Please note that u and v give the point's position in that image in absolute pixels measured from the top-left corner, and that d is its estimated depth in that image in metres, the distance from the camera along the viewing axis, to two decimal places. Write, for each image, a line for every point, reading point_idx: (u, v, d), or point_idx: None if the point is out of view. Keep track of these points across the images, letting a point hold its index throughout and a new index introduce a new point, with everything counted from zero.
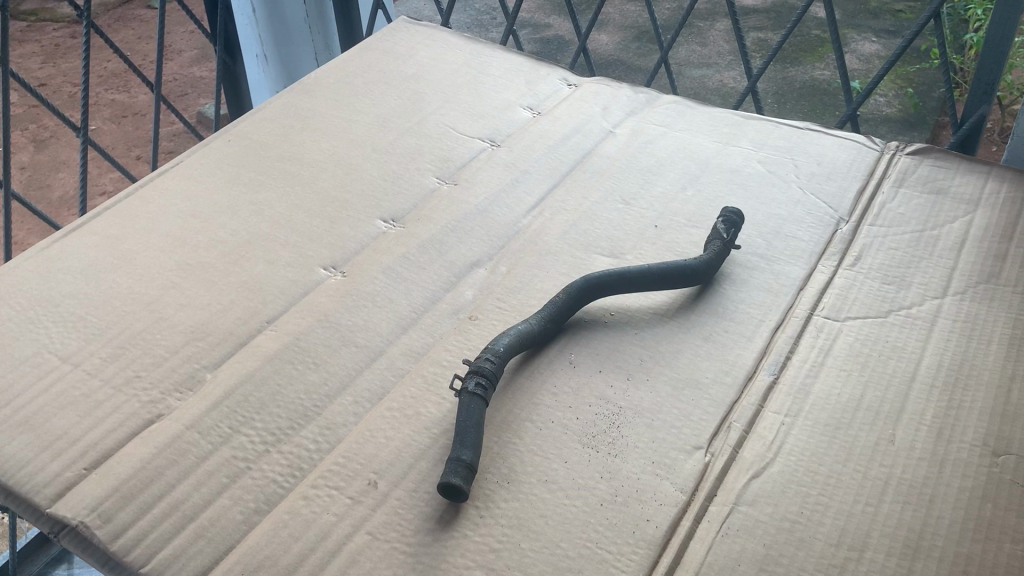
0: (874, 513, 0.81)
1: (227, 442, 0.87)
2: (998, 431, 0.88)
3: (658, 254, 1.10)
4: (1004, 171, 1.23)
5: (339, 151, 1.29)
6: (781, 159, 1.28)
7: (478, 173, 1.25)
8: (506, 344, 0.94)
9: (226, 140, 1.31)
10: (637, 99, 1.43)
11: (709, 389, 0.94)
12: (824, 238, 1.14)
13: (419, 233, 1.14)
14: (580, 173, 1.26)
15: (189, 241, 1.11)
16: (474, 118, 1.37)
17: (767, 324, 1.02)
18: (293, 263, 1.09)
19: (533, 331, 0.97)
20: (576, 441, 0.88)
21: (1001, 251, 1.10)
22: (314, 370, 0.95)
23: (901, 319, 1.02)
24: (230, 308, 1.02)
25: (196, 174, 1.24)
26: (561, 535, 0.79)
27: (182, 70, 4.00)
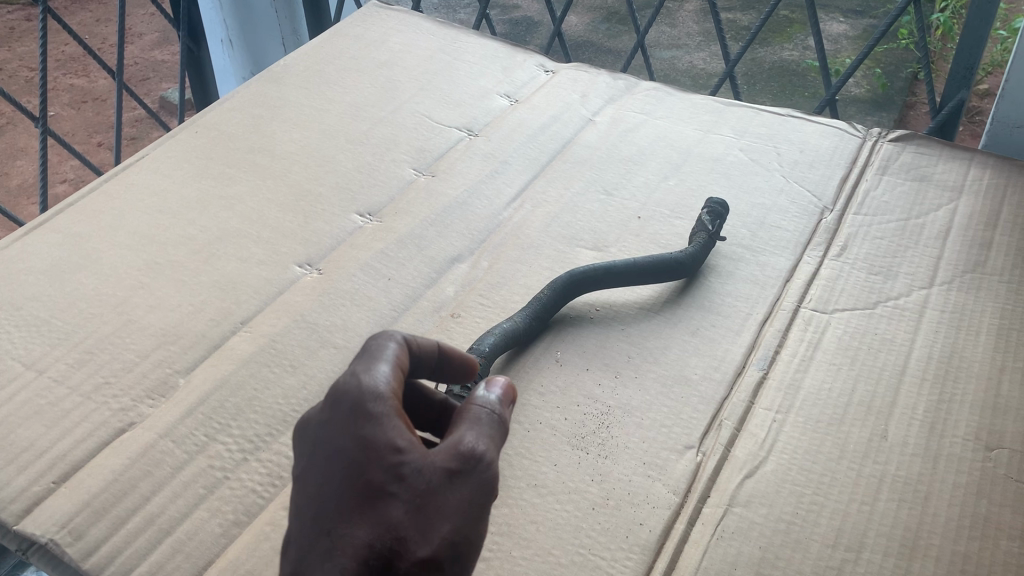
0: (869, 512, 0.80)
1: (203, 451, 0.84)
2: (990, 425, 0.87)
3: (642, 247, 1.08)
4: (987, 157, 1.22)
5: (311, 142, 1.25)
6: (763, 147, 1.26)
7: (456, 164, 1.22)
8: (491, 343, 0.91)
9: (193, 130, 1.26)
10: (616, 86, 1.40)
11: (699, 386, 0.92)
12: (809, 228, 1.12)
13: (396, 227, 1.10)
14: (560, 163, 1.23)
15: (157, 238, 1.07)
16: (451, 106, 1.34)
17: (754, 318, 1.00)
18: (267, 260, 1.05)
19: (518, 328, 0.94)
20: (564, 443, 0.86)
21: (986, 240, 1.09)
22: (292, 373, 0.92)
23: (890, 310, 1.01)
24: (201, 309, 0.98)
25: (162, 168, 1.19)
26: (553, 542, 0.77)
27: (143, 53, 3.90)
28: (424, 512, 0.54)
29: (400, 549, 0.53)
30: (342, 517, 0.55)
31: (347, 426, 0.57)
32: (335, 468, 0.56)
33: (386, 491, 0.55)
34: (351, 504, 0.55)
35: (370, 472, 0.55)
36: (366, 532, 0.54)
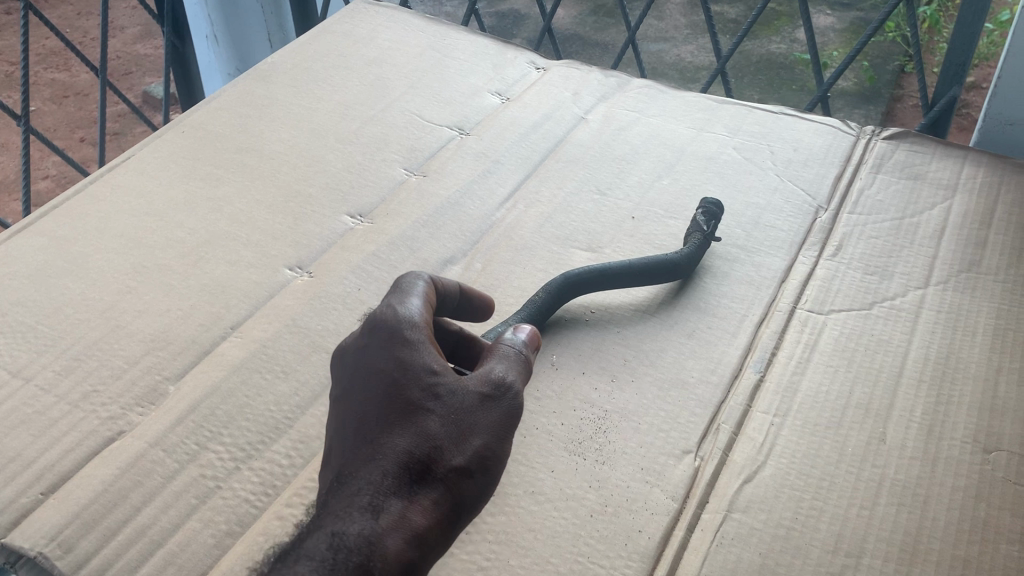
0: (869, 516, 0.79)
1: (194, 460, 0.82)
2: (987, 427, 0.87)
3: (637, 248, 1.07)
4: (980, 155, 1.22)
5: (300, 141, 1.23)
6: (756, 145, 1.25)
7: (447, 164, 1.21)
8: None
9: (180, 130, 1.24)
10: (608, 83, 1.39)
11: (696, 389, 0.91)
12: (804, 227, 1.12)
13: (388, 229, 1.09)
14: (553, 162, 1.22)
15: (145, 241, 1.05)
16: (441, 105, 1.33)
17: (750, 319, 1.00)
18: (256, 263, 1.03)
19: None
20: (562, 449, 0.85)
21: (980, 239, 1.09)
22: (283, 379, 0.90)
23: (885, 311, 1.00)
24: (191, 314, 0.97)
25: (148, 169, 1.17)
26: (551, 551, 0.76)
27: (126, 47, 3.85)
28: (457, 429, 0.66)
29: (436, 455, 0.65)
30: (386, 428, 0.67)
31: (389, 351, 0.69)
32: (378, 386, 0.68)
33: (426, 406, 0.67)
34: (394, 417, 0.67)
35: (410, 390, 0.67)
36: (409, 439, 0.66)
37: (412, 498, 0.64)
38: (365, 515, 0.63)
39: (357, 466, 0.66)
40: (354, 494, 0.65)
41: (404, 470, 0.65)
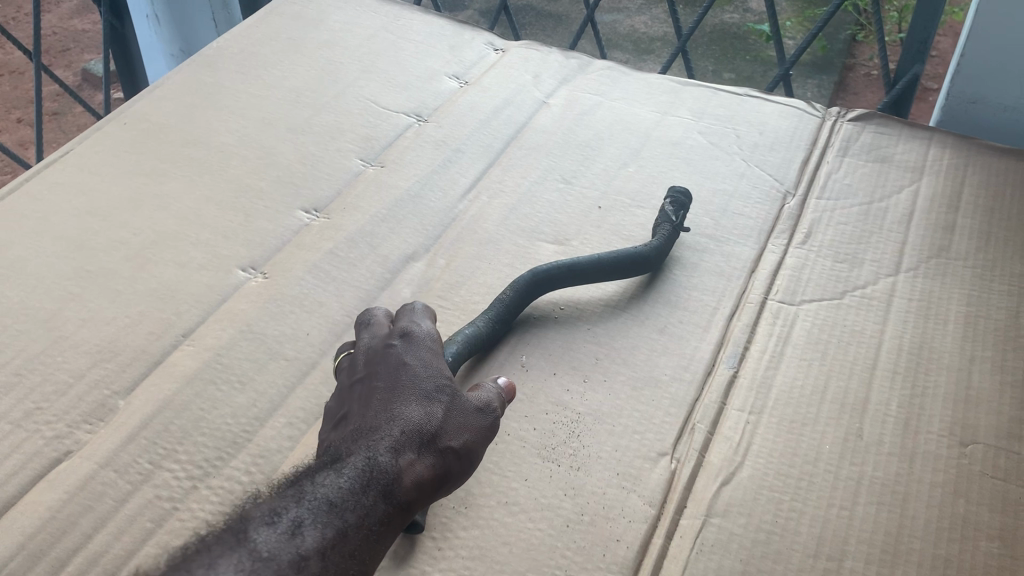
0: (849, 517, 0.78)
1: (148, 480, 0.78)
2: (963, 420, 0.86)
3: (605, 240, 1.04)
4: (946, 136, 1.21)
5: (250, 132, 1.18)
6: (722, 129, 1.23)
7: (406, 153, 1.16)
8: (454, 352, 0.87)
9: (121, 122, 1.18)
10: (569, 65, 1.36)
11: (669, 388, 0.89)
12: (772, 214, 1.10)
13: (345, 224, 1.05)
14: (514, 150, 1.18)
15: (88, 244, 1.00)
16: (398, 89, 1.28)
17: (721, 312, 0.97)
18: (207, 265, 0.98)
19: (481, 333, 0.90)
20: (535, 455, 0.82)
21: (949, 222, 1.08)
22: (240, 390, 0.86)
23: (857, 300, 0.99)
24: (139, 322, 0.91)
25: (89, 164, 1.11)
26: (527, 565, 0.74)
27: (61, 22, 3.69)
28: (461, 419, 0.71)
29: (441, 430, 0.70)
30: (402, 399, 0.72)
31: (411, 352, 0.75)
32: (398, 372, 0.74)
33: (439, 394, 0.72)
34: (410, 394, 0.72)
35: (425, 380, 0.73)
36: (422, 412, 0.71)
37: (419, 454, 0.68)
38: (382, 455, 0.68)
39: (373, 421, 0.71)
40: (369, 440, 0.69)
41: (414, 432, 0.69)
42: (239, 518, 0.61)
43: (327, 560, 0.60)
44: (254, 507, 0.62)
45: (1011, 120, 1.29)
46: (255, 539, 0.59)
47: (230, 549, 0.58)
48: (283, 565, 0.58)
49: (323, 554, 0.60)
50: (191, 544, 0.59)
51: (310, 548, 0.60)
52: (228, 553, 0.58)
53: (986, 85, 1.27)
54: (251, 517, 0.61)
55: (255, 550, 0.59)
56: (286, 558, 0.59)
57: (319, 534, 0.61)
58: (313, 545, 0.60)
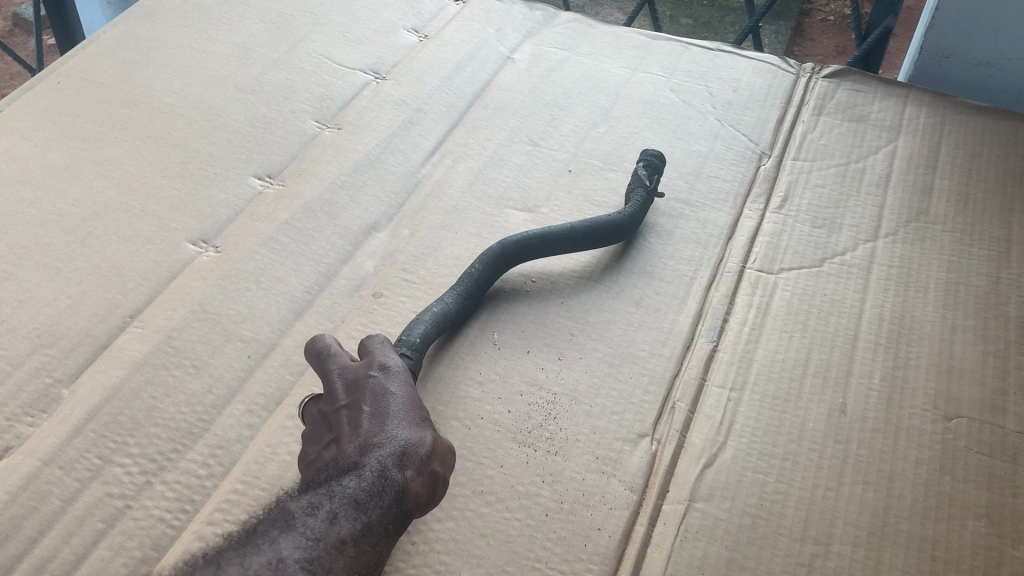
0: (835, 498, 0.75)
1: (98, 477, 0.72)
2: (946, 393, 0.84)
3: (576, 206, 1.00)
4: (922, 94, 1.18)
5: (195, 91, 1.10)
6: (693, 86, 1.19)
7: (364, 113, 1.10)
8: (423, 331, 0.82)
9: (54, 81, 1.10)
10: (533, 18, 1.31)
11: (647, 364, 0.86)
12: (747, 177, 1.07)
13: (302, 191, 0.98)
14: (478, 109, 1.13)
15: (21, 217, 0.92)
16: (354, 43, 1.22)
17: (698, 282, 0.94)
18: (154, 239, 0.92)
19: (449, 310, 0.85)
20: (510, 441, 0.78)
21: (927, 184, 1.06)
22: (194, 376, 0.80)
23: (837, 267, 0.96)
24: (82, 302, 0.85)
25: (19, 128, 1.02)
26: (506, 558, 0.70)
27: None
28: (447, 445, 0.69)
29: (435, 451, 0.68)
30: (394, 421, 0.68)
31: (392, 379, 0.72)
32: (383, 398, 0.70)
33: (426, 420, 0.70)
34: (400, 417, 0.69)
35: (411, 406, 0.70)
36: (415, 432, 0.68)
37: (419, 468, 0.66)
38: (388, 467, 0.65)
39: (367, 437, 0.67)
40: (370, 454, 0.66)
41: (412, 449, 0.66)
42: (278, 510, 0.59)
43: (359, 552, 0.58)
44: (289, 502, 0.60)
45: (985, 74, 1.25)
46: (300, 524, 0.57)
47: (282, 532, 0.56)
48: (328, 550, 0.56)
49: (355, 547, 0.58)
50: (238, 533, 0.56)
51: (347, 538, 0.58)
52: (283, 533, 0.56)
53: (960, 40, 1.23)
54: (290, 507, 0.59)
55: (304, 533, 0.56)
56: (327, 544, 0.57)
57: (354, 526, 0.59)
58: (350, 533, 0.59)
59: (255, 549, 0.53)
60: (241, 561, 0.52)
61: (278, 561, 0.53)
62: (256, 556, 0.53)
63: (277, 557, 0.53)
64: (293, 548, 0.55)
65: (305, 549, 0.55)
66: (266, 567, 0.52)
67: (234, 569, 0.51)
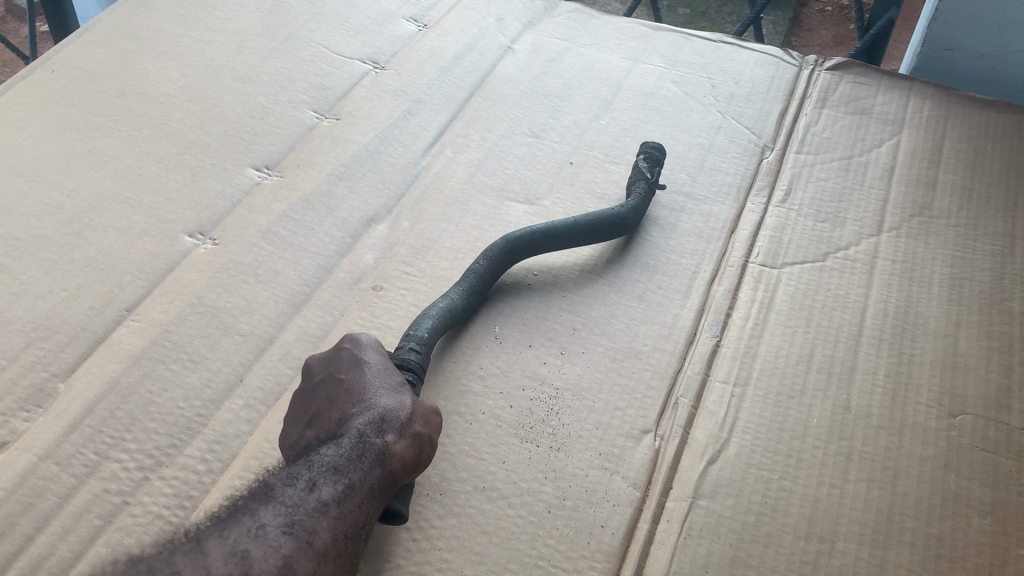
0: (840, 495, 0.75)
1: (94, 473, 0.71)
2: (951, 390, 0.83)
3: (578, 199, 0.99)
4: (926, 87, 1.17)
5: (192, 81, 1.09)
6: (696, 78, 1.18)
7: (363, 104, 1.09)
8: (429, 328, 0.81)
9: (49, 70, 1.08)
10: (534, 8, 1.30)
11: (650, 359, 0.85)
12: (750, 170, 1.06)
13: (300, 183, 0.97)
14: (478, 101, 1.12)
15: (16, 208, 0.91)
16: (352, 33, 1.20)
17: (701, 276, 0.93)
18: (151, 230, 0.91)
19: (456, 307, 0.84)
20: (512, 436, 0.78)
21: (930, 178, 1.05)
22: (192, 370, 0.79)
23: (841, 262, 0.95)
24: (78, 295, 0.84)
25: (13, 117, 1.01)
26: (508, 556, 0.69)
27: None
28: (425, 409, 0.72)
29: (414, 415, 0.71)
30: (371, 392, 0.71)
31: (365, 351, 0.75)
32: (358, 372, 0.73)
33: (403, 387, 0.73)
34: (375, 388, 0.72)
35: (386, 377, 0.73)
36: (394, 400, 0.71)
37: (399, 433, 0.69)
38: (367, 434, 0.68)
39: (346, 409, 0.71)
40: (349, 425, 0.69)
41: (391, 416, 0.70)
42: (257, 483, 0.63)
43: (343, 512, 0.62)
44: (269, 475, 0.64)
45: (987, 68, 1.24)
46: (280, 494, 0.61)
47: (263, 503, 0.60)
48: (309, 514, 0.61)
49: (337, 508, 0.62)
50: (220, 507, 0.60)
51: (328, 500, 0.62)
52: (263, 504, 0.60)
53: (963, 33, 1.22)
54: (271, 480, 0.63)
55: (283, 502, 0.61)
56: (308, 508, 0.61)
57: (334, 489, 0.63)
58: (330, 496, 0.62)
59: (235, 519, 0.57)
60: (221, 529, 0.56)
61: (258, 528, 0.57)
62: (236, 525, 0.57)
63: (256, 526, 0.57)
64: (274, 516, 0.59)
65: (285, 516, 0.59)
66: (245, 534, 0.56)
67: (214, 538, 0.54)
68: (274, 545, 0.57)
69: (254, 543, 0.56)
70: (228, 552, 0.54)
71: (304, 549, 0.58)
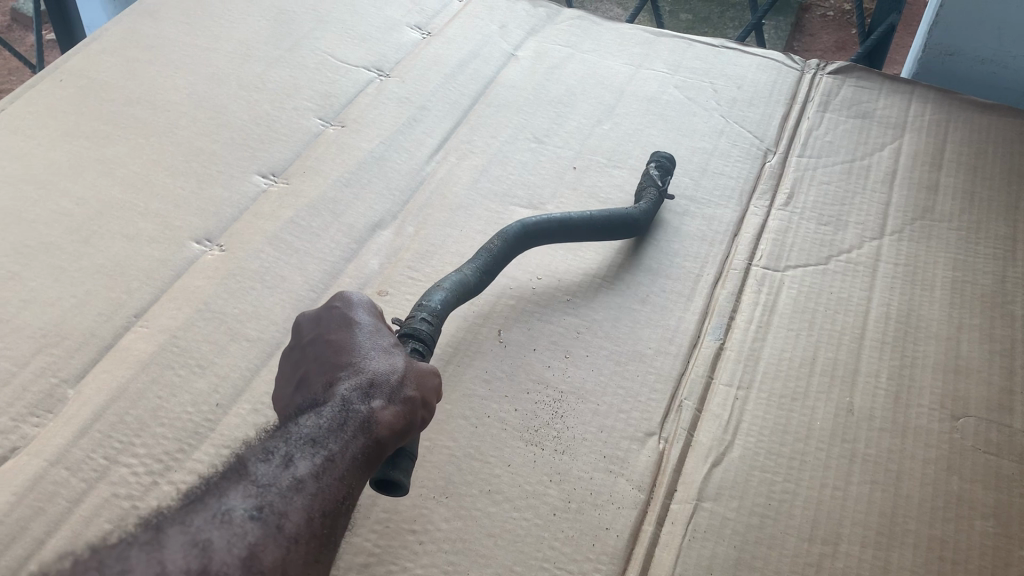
0: (843, 497, 0.75)
1: (104, 477, 0.72)
2: (953, 393, 0.84)
3: (582, 203, 1.00)
4: (927, 91, 1.18)
5: (198, 89, 1.10)
6: (698, 83, 1.19)
7: (368, 111, 1.10)
8: (441, 300, 0.80)
9: (57, 79, 1.09)
10: (537, 15, 1.31)
11: (653, 362, 0.86)
12: (752, 174, 1.06)
13: (306, 189, 0.98)
14: (482, 107, 1.13)
15: (25, 216, 0.92)
16: (357, 41, 1.21)
17: (704, 279, 0.94)
18: (158, 237, 0.91)
19: (468, 282, 0.84)
20: (517, 439, 0.78)
21: (932, 181, 1.05)
22: (200, 375, 0.80)
23: (843, 265, 0.95)
24: (86, 302, 0.85)
25: (21, 126, 1.02)
26: (513, 558, 0.70)
27: None
28: (419, 372, 0.68)
29: (406, 377, 0.67)
30: (359, 355, 0.68)
31: (355, 312, 0.72)
32: (347, 335, 0.70)
33: (394, 351, 0.69)
34: (365, 351, 0.68)
35: (375, 339, 0.70)
36: (384, 362, 0.68)
37: (388, 398, 0.65)
38: (352, 401, 0.64)
39: (333, 373, 0.67)
40: (334, 391, 0.65)
41: (381, 379, 0.66)
42: (231, 461, 0.58)
43: (321, 488, 0.58)
44: (244, 450, 0.59)
45: (988, 72, 1.25)
46: (252, 473, 0.57)
47: (233, 484, 0.56)
48: (282, 492, 0.56)
49: (314, 482, 0.58)
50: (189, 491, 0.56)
51: (304, 476, 0.58)
52: (232, 486, 0.55)
53: (964, 38, 1.23)
54: (244, 456, 0.59)
55: (255, 481, 0.56)
56: (281, 486, 0.56)
57: (312, 463, 0.59)
58: (307, 471, 0.58)
59: (200, 504, 0.53)
60: (183, 517, 0.51)
61: (223, 512, 0.53)
62: (200, 512, 0.52)
63: (222, 510, 0.53)
64: (242, 499, 0.54)
65: (255, 498, 0.55)
66: (210, 521, 0.52)
67: (173, 526, 0.50)
68: (240, 533, 0.52)
69: (218, 532, 0.51)
70: (187, 543, 0.50)
71: (273, 533, 0.53)
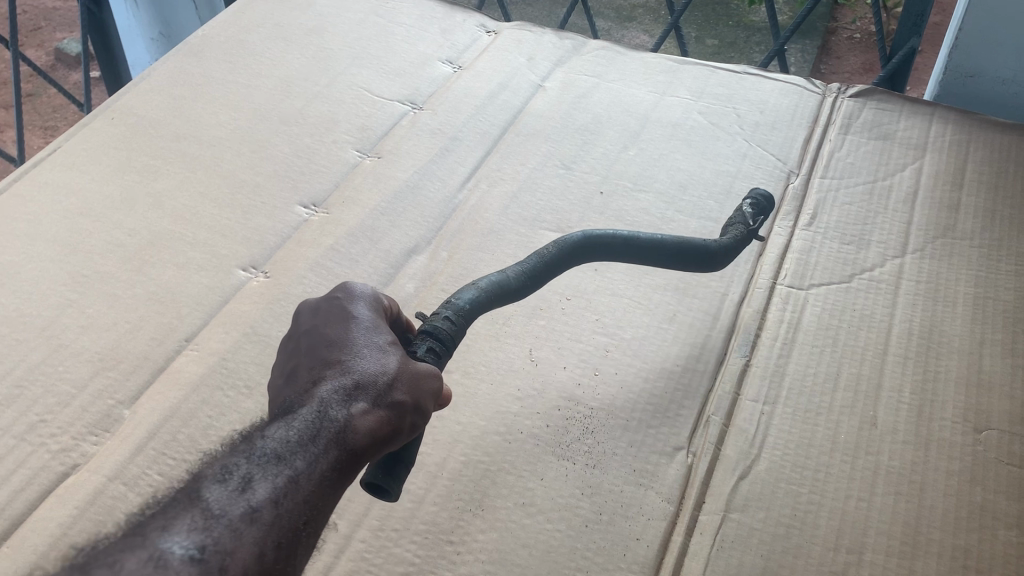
0: (867, 508, 0.77)
1: (159, 492, 0.76)
2: (975, 406, 0.85)
3: (609, 225, 1.03)
4: (948, 112, 1.20)
5: (242, 124, 1.15)
6: (721, 109, 1.23)
7: (403, 143, 1.14)
8: (470, 298, 0.81)
9: (109, 118, 1.15)
10: (563, 46, 1.35)
11: (681, 380, 0.89)
12: (776, 196, 1.09)
13: (344, 218, 1.03)
14: (512, 136, 1.17)
15: (81, 247, 0.97)
16: (391, 75, 1.26)
17: (731, 298, 0.97)
18: (206, 265, 0.96)
19: (508, 282, 0.86)
20: (549, 454, 0.82)
21: (953, 201, 1.07)
22: (247, 395, 0.84)
23: (866, 282, 0.98)
24: (140, 328, 0.90)
25: (77, 162, 1.08)
26: (547, 568, 0.73)
27: None
28: (410, 374, 0.67)
29: (396, 381, 0.66)
30: (351, 354, 0.67)
31: (355, 307, 0.70)
32: (341, 332, 0.68)
33: (390, 350, 0.68)
34: (358, 349, 0.67)
35: (371, 336, 0.68)
36: (375, 362, 0.66)
37: (372, 402, 0.64)
38: (330, 407, 0.62)
39: (321, 371, 0.66)
40: (314, 395, 0.64)
41: (367, 382, 0.65)
42: (188, 481, 0.56)
43: (279, 513, 0.55)
44: (206, 468, 0.57)
45: (1011, 92, 1.26)
46: (205, 499, 0.54)
47: (181, 514, 0.53)
48: (232, 523, 0.53)
49: (272, 506, 0.55)
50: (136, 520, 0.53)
51: (261, 504, 0.55)
52: (178, 517, 0.53)
53: (985, 59, 1.25)
54: (200, 477, 0.56)
55: (205, 511, 0.53)
56: (235, 513, 0.54)
57: (271, 486, 0.56)
58: (265, 496, 0.56)
59: (140, 539, 0.50)
60: (117, 555, 0.49)
61: (161, 552, 0.50)
62: (136, 551, 0.49)
63: (161, 545, 0.50)
64: (187, 532, 0.52)
65: (200, 532, 0.52)
66: (145, 561, 0.49)
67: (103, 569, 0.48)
68: None
69: None
70: None
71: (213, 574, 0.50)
